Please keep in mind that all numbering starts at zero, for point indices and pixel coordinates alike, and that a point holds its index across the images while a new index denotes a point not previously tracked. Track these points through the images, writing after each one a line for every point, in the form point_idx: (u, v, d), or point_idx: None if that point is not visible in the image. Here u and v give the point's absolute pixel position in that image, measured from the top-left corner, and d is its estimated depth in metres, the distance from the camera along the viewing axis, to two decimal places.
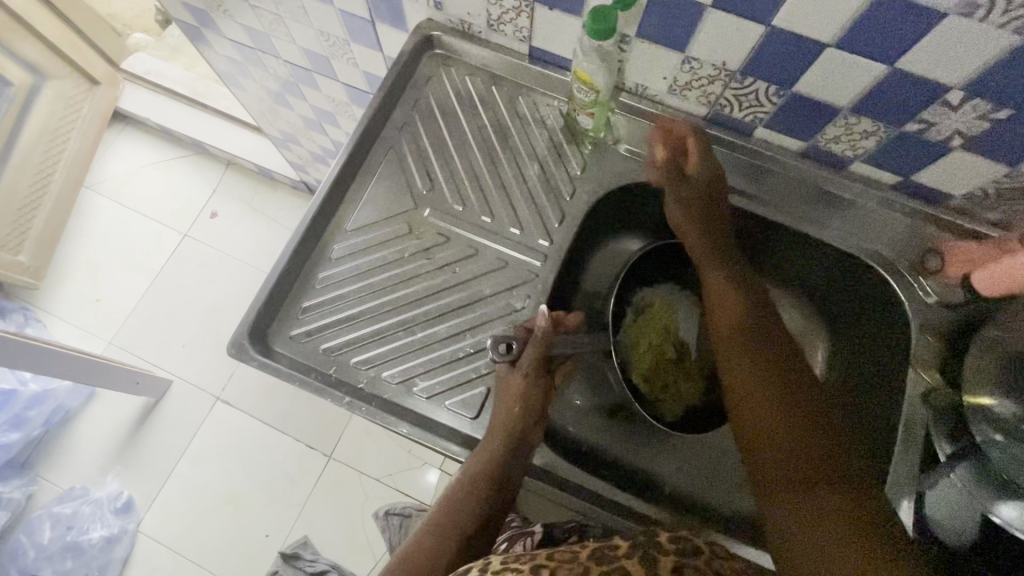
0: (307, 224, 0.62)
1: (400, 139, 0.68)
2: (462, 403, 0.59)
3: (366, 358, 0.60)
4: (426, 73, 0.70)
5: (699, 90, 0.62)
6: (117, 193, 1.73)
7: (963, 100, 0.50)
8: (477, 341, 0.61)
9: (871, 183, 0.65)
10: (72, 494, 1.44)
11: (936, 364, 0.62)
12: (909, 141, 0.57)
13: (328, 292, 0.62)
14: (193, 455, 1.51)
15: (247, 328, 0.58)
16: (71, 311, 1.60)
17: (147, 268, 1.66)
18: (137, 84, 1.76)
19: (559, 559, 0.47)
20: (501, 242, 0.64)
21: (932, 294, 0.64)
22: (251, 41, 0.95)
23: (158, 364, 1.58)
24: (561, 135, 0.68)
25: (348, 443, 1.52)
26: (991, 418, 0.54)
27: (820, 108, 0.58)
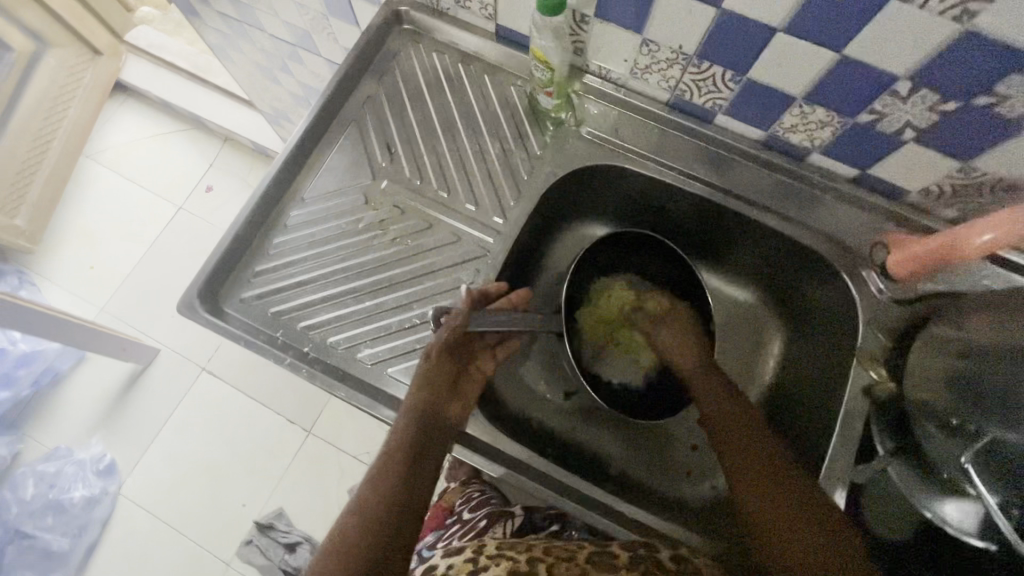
0: (264, 189, 0.63)
1: (363, 111, 0.69)
2: (404, 372, 0.60)
3: (313, 322, 0.61)
4: (394, 48, 0.71)
5: (659, 74, 0.62)
6: (116, 163, 1.76)
7: (911, 91, 0.50)
8: (424, 313, 0.62)
9: (830, 176, 0.64)
10: (56, 454, 1.48)
11: (882, 360, 0.61)
12: (863, 132, 0.57)
13: (281, 257, 0.63)
14: (176, 424, 1.54)
15: (197, 287, 0.60)
16: (64, 277, 1.64)
17: (140, 238, 1.69)
18: (140, 57, 1.79)
19: (556, 555, 0.57)
20: (456, 217, 0.65)
21: (885, 291, 0.63)
22: (236, 13, 0.96)
23: (146, 332, 1.60)
24: (523, 115, 0.69)
25: (327, 419, 1.54)
26: (928, 413, 0.54)
27: (776, 96, 0.58)
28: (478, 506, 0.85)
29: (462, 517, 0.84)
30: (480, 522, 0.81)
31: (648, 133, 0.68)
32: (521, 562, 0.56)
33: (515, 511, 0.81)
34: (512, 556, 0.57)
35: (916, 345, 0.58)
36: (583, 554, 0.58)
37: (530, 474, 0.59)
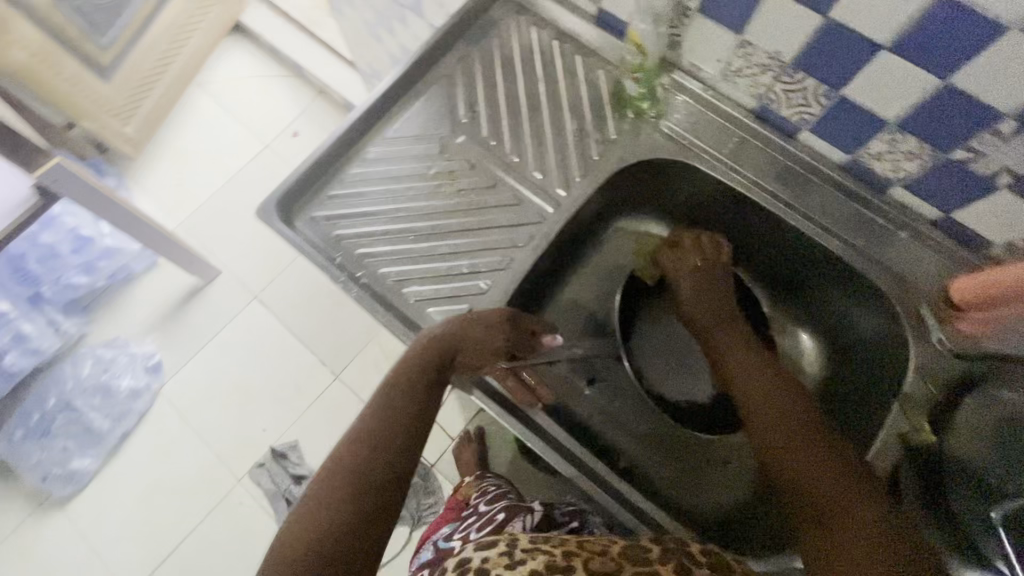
0: (352, 122, 0.67)
1: (456, 68, 0.72)
2: (444, 314, 0.62)
3: (370, 251, 0.65)
4: (497, 15, 0.74)
5: (750, 79, 0.62)
6: (220, 95, 1.90)
7: (1015, 132, 0.48)
8: (473, 264, 0.64)
9: (910, 214, 0.62)
10: (114, 343, 1.61)
11: (924, 412, 0.58)
12: (953, 170, 0.55)
13: (354, 187, 0.67)
14: (221, 342, 1.64)
15: (277, 197, 0.65)
16: (155, 188, 1.78)
17: (226, 166, 1.81)
18: (261, 3, 1.93)
19: (590, 549, 0.48)
20: (522, 182, 0.67)
21: (945, 340, 0.59)
22: None
23: (213, 252, 1.72)
24: (606, 98, 0.70)
25: (356, 369, 1.61)
26: None
27: (867, 118, 0.57)
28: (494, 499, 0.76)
29: (477, 510, 0.75)
30: (497, 512, 0.70)
31: (727, 136, 0.68)
32: (557, 556, 0.47)
33: (534, 505, 0.71)
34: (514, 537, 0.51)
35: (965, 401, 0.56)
36: (617, 548, 0.49)
37: (541, 438, 0.61)
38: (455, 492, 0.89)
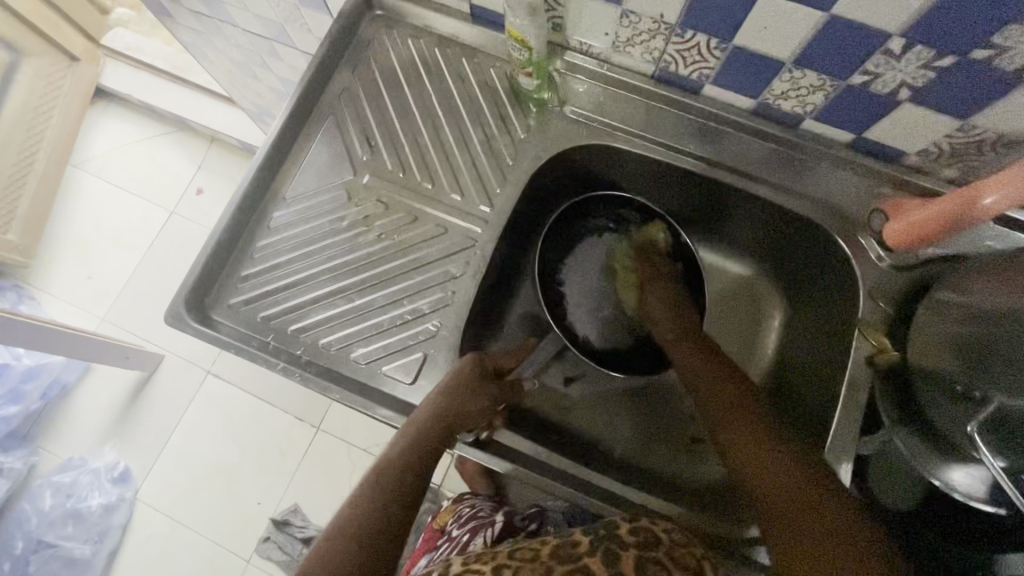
0: (243, 193, 0.61)
1: (340, 104, 0.67)
2: (399, 369, 0.59)
3: (304, 324, 0.60)
4: (368, 36, 0.69)
5: (642, 46, 0.60)
6: (104, 171, 1.74)
7: (906, 48, 0.47)
8: (415, 308, 0.61)
9: (828, 143, 0.62)
10: (70, 464, 1.50)
11: (884, 330, 0.60)
12: (857, 94, 0.54)
13: (266, 261, 0.62)
14: (186, 428, 1.54)
15: (183, 296, 0.58)
16: (63, 288, 1.63)
17: (134, 245, 1.67)
18: (118, 61, 1.75)
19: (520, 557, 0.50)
20: (441, 208, 0.64)
21: (885, 256, 0.61)
22: (209, 10, 0.94)
23: (150, 339, 1.60)
24: (505, 98, 0.67)
25: (335, 416, 1.54)
26: (936, 383, 0.52)
27: (764, 61, 0.55)
28: (466, 521, 0.83)
29: (451, 535, 0.83)
30: (462, 535, 0.80)
31: (633, 108, 0.66)
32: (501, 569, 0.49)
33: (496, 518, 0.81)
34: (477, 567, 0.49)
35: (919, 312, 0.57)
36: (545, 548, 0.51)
37: (529, 465, 0.58)
38: (432, 519, 0.92)
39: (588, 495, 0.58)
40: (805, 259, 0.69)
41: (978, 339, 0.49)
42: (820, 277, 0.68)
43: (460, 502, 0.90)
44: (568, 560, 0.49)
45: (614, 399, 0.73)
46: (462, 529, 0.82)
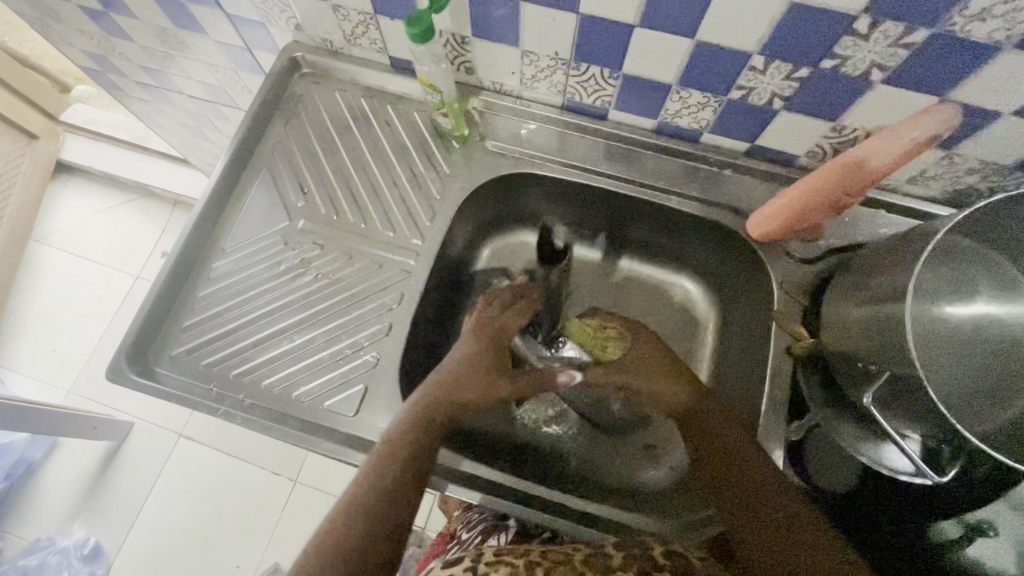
0: (181, 247, 0.64)
1: (274, 156, 0.70)
2: (342, 403, 0.60)
3: (246, 368, 0.62)
4: (296, 92, 0.73)
5: (546, 81, 0.65)
6: (66, 242, 1.75)
7: (767, 64, 0.53)
8: (354, 342, 0.63)
9: (726, 152, 0.68)
10: (38, 546, 1.44)
11: (799, 320, 0.64)
12: (739, 106, 0.59)
13: (207, 309, 0.64)
14: (159, 496, 1.50)
15: (124, 351, 0.60)
16: (28, 363, 1.61)
17: (99, 313, 1.67)
18: (77, 135, 1.80)
19: (551, 559, 0.52)
20: (376, 245, 0.67)
21: (797, 253, 0.66)
22: (154, 80, 0.99)
23: (119, 408, 1.57)
24: (429, 137, 0.71)
25: (313, 466, 1.51)
26: (854, 363, 0.54)
27: (654, 86, 0.61)
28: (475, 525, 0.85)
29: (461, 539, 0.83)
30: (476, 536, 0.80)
31: (548, 137, 0.71)
32: (520, 566, 0.51)
33: (510, 522, 0.81)
34: (512, 561, 0.52)
35: (826, 299, 0.61)
36: (578, 556, 0.53)
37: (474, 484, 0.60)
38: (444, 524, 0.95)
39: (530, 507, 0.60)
40: (732, 266, 0.73)
41: (873, 315, 0.53)
42: (743, 282, 0.72)
43: (469, 509, 0.91)
44: (601, 567, 0.51)
45: (569, 415, 0.75)
46: (471, 532, 0.83)
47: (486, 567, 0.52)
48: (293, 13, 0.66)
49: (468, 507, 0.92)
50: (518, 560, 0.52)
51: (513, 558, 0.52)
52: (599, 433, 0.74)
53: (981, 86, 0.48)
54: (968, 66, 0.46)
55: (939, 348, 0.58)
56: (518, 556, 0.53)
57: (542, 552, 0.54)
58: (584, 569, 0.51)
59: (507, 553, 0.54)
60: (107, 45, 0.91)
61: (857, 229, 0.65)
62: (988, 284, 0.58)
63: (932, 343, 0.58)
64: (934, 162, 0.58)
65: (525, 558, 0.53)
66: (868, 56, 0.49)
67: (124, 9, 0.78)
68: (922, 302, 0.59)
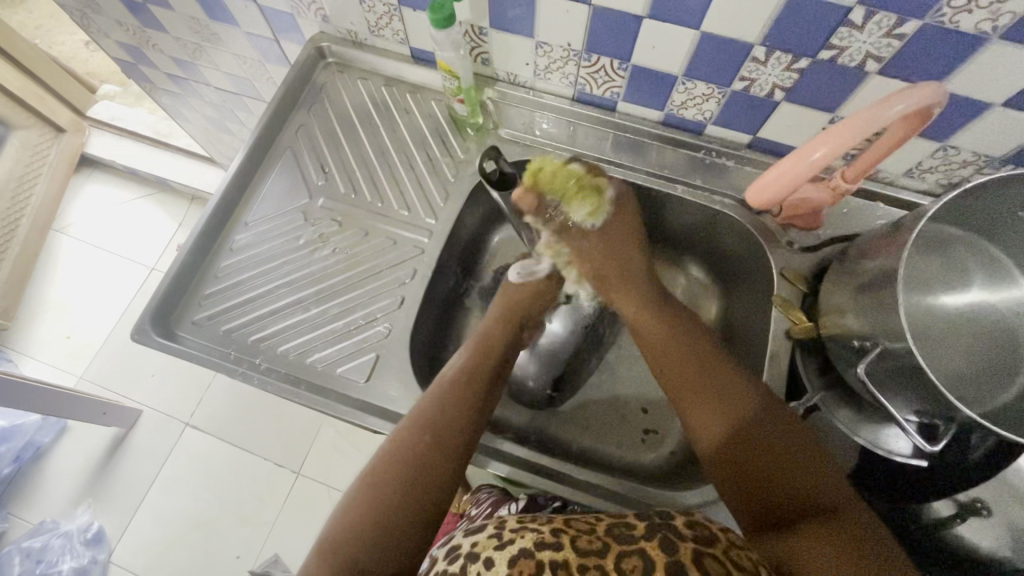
0: (206, 218, 0.67)
1: (297, 139, 0.74)
2: (354, 370, 0.63)
3: (263, 334, 0.64)
4: (320, 80, 0.77)
5: (559, 72, 0.69)
6: (86, 233, 1.80)
7: (768, 54, 0.56)
8: (368, 313, 0.66)
9: (729, 143, 0.70)
10: (41, 529, 1.45)
11: (798, 304, 0.66)
12: (741, 97, 0.62)
13: (229, 278, 0.67)
14: (163, 484, 1.51)
15: (149, 314, 0.63)
16: (42, 349, 1.65)
17: (114, 302, 1.71)
18: (102, 130, 1.86)
19: (577, 528, 0.49)
20: (391, 223, 0.70)
21: (796, 242, 0.68)
22: (184, 71, 1.04)
23: (128, 395, 1.60)
24: (446, 124, 0.75)
25: (316, 458, 1.52)
26: (851, 341, 0.56)
27: (661, 78, 0.64)
28: (484, 502, 0.86)
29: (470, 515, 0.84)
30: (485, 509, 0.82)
31: (560, 127, 0.74)
32: (545, 533, 0.48)
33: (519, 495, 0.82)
34: (537, 528, 0.49)
35: (824, 284, 0.63)
36: (602, 527, 0.49)
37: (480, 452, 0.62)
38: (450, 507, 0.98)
39: (533, 475, 0.62)
40: (734, 256, 0.75)
41: (868, 294, 0.55)
42: (743, 270, 0.74)
43: (478, 490, 0.92)
44: (624, 541, 0.47)
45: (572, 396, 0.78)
46: (480, 507, 0.84)
47: (511, 535, 0.48)
48: (322, 4, 0.70)
49: (477, 488, 0.94)
50: (542, 527, 0.49)
51: (538, 525, 0.49)
52: (604, 415, 0.76)
53: (970, 76, 0.51)
54: (958, 57, 0.49)
55: (933, 334, 0.60)
56: (542, 522, 0.50)
57: (565, 520, 0.51)
58: (607, 541, 0.47)
59: (532, 520, 0.51)
60: (142, 36, 0.96)
61: (856, 221, 0.67)
62: (984, 272, 0.60)
63: (925, 331, 0.60)
64: (928, 155, 0.61)
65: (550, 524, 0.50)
66: (864, 47, 0.52)
67: (162, 1, 0.82)
68: (918, 294, 0.61)
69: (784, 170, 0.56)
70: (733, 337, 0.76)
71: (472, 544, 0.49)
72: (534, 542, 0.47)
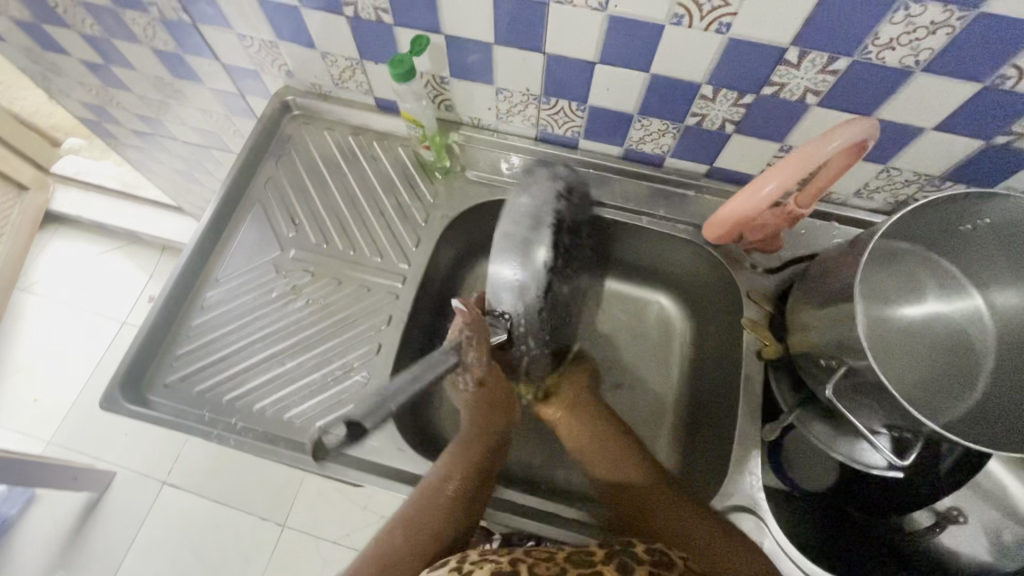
0: (174, 280, 0.67)
1: (266, 191, 0.74)
2: (333, 423, 0.62)
3: (239, 392, 0.63)
4: (288, 132, 0.78)
5: (520, 115, 0.71)
6: (52, 291, 1.75)
7: (715, 92, 0.59)
8: (344, 364, 0.65)
9: (689, 173, 0.73)
10: None
11: (767, 325, 0.68)
12: (696, 131, 0.65)
13: (201, 338, 0.66)
14: (140, 548, 1.44)
15: (118, 381, 0.61)
16: (8, 416, 1.58)
17: (84, 361, 1.66)
18: (67, 185, 1.83)
19: (536, 556, 0.51)
20: (364, 270, 0.70)
21: (759, 264, 0.70)
22: (150, 127, 1.04)
23: (101, 457, 1.54)
24: (414, 170, 0.76)
25: (302, 508, 1.47)
26: (819, 363, 0.58)
27: (618, 117, 0.66)
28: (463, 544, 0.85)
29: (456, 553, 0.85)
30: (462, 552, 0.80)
31: (525, 167, 0.76)
32: (503, 562, 0.50)
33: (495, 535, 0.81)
34: (496, 559, 0.50)
35: (790, 304, 0.65)
36: (562, 553, 0.52)
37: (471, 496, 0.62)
38: None
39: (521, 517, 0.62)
40: (701, 279, 0.77)
41: (830, 313, 0.57)
42: (711, 293, 0.77)
43: None
44: (582, 564, 0.50)
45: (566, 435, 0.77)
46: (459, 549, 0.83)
47: (470, 565, 0.50)
48: (285, 60, 0.72)
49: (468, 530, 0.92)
50: (502, 557, 0.51)
51: (498, 556, 0.51)
52: None
53: (902, 105, 0.54)
54: (888, 88, 0.53)
55: (896, 346, 0.62)
56: (502, 553, 0.51)
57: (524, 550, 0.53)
58: (566, 567, 0.50)
59: (491, 552, 0.53)
60: (106, 96, 0.97)
61: (813, 241, 0.70)
62: (935, 284, 0.63)
63: (887, 346, 0.62)
64: (873, 175, 0.64)
65: (509, 555, 0.52)
66: (802, 83, 0.55)
67: (123, 61, 0.83)
68: (878, 307, 0.64)
69: (742, 203, 0.59)
70: (705, 358, 0.77)
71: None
72: (493, 570, 0.48)
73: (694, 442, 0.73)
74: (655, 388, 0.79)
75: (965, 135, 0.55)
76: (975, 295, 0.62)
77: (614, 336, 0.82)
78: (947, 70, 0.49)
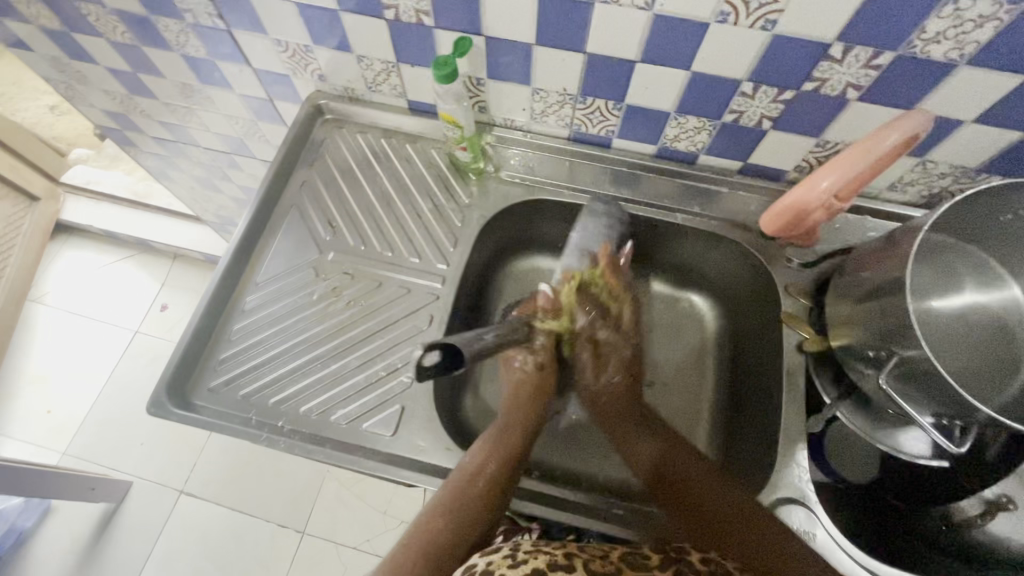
0: (216, 284, 0.67)
1: (301, 195, 0.75)
2: (379, 423, 0.62)
3: (284, 396, 0.63)
4: (320, 136, 0.79)
5: (555, 115, 0.71)
6: (64, 301, 1.75)
7: (755, 89, 0.59)
8: (388, 364, 0.65)
9: (721, 171, 0.74)
10: None
11: (805, 320, 0.68)
12: (732, 128, 0.66)
13: (243, 341, 0.66)
14: (159, 558, 1.43)
15: (164, 386, 0.61)
16: (23, 429, 1.56)
17: (96, 371, 1.64)
18: (77, 195, 1.83)
19: (591, 552, 0.51)
20: (402, 271, 0.71)
21: (795, 259, 0.71)
22: (172, 134, 1.04)
23: (116, 467, 1.52)
24: (448, 172, 0.77)
25: (321, 515, 1.47)
26: (861, 356, 0.59)
27: (655, 115, 0.67)
28: None
29: None
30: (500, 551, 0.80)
31: (557, 167, 0.77)
32: (557, 555, 0.50)
33: None
34: (550, 550, 0.51)
35: (829, 298, 0.65)
36: (615, 553, 0.52)
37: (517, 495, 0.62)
38: None
39: (565, 510, 0.61)
40: (734, 275, 0.78)
41: (873, 305, 0.57)
42: (744, 289, 0.77)
43: None
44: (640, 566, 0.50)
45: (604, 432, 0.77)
46: None
47: (524, 555, 0.50)
48: (318, 65, 0.72)
49: None
50: (555, 550, 0.51)
51: (551, 549, 0.51)
52: None
53: (944, 98, 0.55)
54: (931, 81, 0.53)
55: (938, 336, 0.63)
56: (554, 546, 0.52)
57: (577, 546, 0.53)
58: (621, 566, 0.50)
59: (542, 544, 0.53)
60: (130, 103, 0.97)
61: (847, 235, 0.71)
62: (973, 275, 0.63)
63: (933, 335, 0.62)
64: (909, 169, 0.65)
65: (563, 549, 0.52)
66: (844, 78, 0.56)
67: (152, 69, 0.83)
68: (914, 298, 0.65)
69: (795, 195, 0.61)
70: (740, 354, 0.78)
71: (487, 563, 0.50)
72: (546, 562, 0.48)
73: (734, 437, 0.73)
74: (690, 383, 0.80)
75: (1005, 126, 0.56)
76: (1012, 284, 0.63)
77: (646, 329, 0.84)
78: (991, 63, 0.50)
